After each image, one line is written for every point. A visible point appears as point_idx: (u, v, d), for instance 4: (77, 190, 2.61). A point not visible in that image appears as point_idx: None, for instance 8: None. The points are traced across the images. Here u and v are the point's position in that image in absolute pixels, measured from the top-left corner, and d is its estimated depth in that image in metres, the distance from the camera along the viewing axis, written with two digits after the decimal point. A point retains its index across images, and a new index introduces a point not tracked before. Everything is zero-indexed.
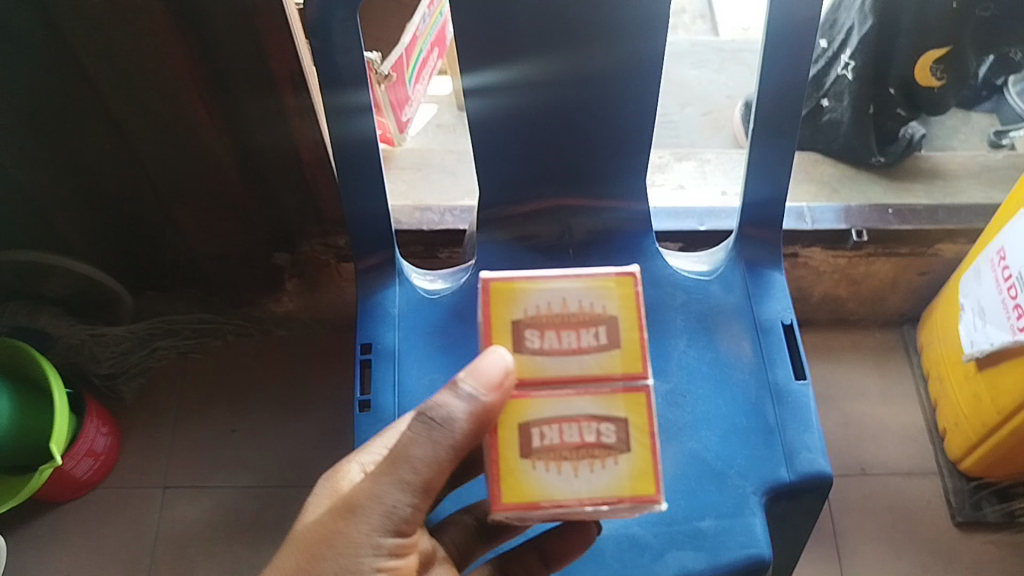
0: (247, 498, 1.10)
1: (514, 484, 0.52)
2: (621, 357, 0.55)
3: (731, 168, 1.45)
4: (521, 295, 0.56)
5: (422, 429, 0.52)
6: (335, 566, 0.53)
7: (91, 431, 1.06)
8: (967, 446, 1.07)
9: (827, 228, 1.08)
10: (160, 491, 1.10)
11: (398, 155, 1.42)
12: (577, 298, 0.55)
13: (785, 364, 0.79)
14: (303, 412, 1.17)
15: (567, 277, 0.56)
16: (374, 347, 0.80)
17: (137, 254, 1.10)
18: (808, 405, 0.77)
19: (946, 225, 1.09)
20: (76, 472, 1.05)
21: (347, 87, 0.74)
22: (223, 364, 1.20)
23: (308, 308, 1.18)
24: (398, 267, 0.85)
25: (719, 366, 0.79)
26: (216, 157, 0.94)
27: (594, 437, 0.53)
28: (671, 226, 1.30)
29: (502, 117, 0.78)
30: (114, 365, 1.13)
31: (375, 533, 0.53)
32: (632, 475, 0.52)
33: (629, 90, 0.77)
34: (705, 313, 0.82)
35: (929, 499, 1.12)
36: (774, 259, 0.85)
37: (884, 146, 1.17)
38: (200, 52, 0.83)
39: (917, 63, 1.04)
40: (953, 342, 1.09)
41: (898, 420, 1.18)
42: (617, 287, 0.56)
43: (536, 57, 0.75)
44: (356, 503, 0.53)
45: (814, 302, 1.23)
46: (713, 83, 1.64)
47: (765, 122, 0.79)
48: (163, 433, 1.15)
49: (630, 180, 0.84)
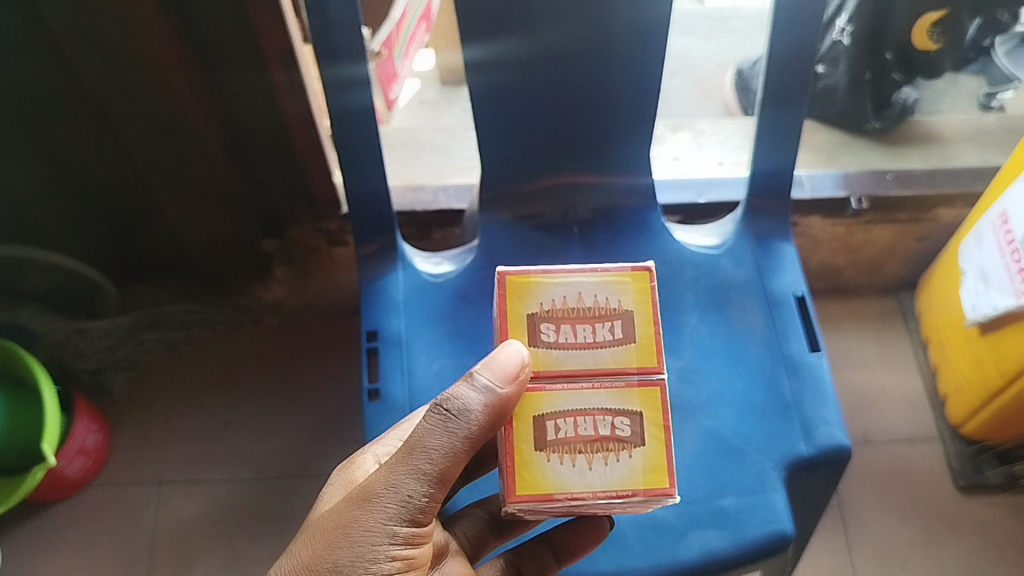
0: (243, 491, 1.05)
1: (528, 477, 0.49)
2: (636, 352, 0.51)
3: (727, 138, 1.43)
4: (537, 289, 0.53)
5: (440, 419, 0.48)
6: (349, 557, 0.47)
7: (82, 429, 1.01)
8: (967, 411, 1.03)
9: (827, 195, 1.06)
10: (154, 487, 1.05)
11: (387, 134, 1.39)
12: (593, 293, 0.52)
13: (799, 336, 0.76)
14: (288, 401, 1.11)
15: (583, 271, 0.53)
16: (381, 335, 0.76)
17: (124, 249, 1.03)
18: (824, 376, 0.74)
19: (944, 190, 1.07)
20: (68, 472, 1.00)
21: (344, 61, 0.70)
22: (212, 356, 1.14)
23: (298, 295, 1.13)
24: (399, 251, 0.81)
25: (733, 341, 0.76)
26: (204, 140, 0.88)
27: (609, 430, 0.50)
28: (672, 199, 1.29)
29: (506, 91, 0.75)
30: (101, 360, 1.07)
31: (390, 524, 0.48)
32: (647, 469, 0.50)
33: (631, 61, 0.75)
34: (716, 288, 0.79)
35: (930, 465, 1.07)
36: (784, 230, 0.83)
37: (879, 111, 1.13)
38: (188, 31, 0.77)
39: (915, 26, 1.03)
40: (955, 308, 1.05)
41: (899, 387, 1.14)
42: (634, 283, 0.53)
43: (541, 28, 0.72)
44: (369, 493, 0.48)
45: (812, 270, 1.20)
46: (702, 51, 1.62)
47: (772, 91, 0.76)
48: (155, 428, 1.09)
49: (633, 151, 0.81)
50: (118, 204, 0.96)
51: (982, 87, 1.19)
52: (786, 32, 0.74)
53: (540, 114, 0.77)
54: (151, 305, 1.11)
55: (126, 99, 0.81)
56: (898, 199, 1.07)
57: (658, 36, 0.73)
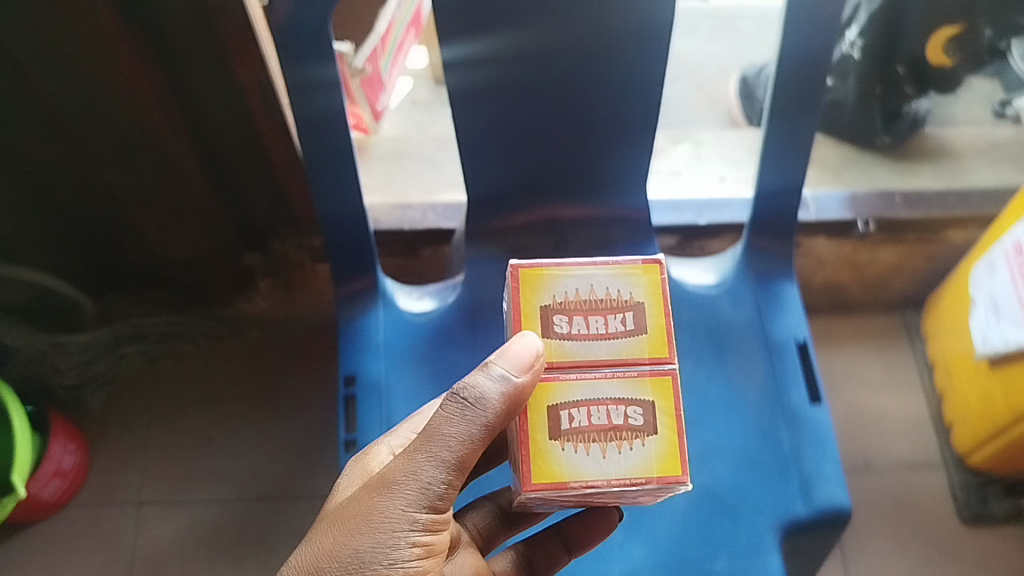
0: (226, 514, 1.05)
1: (542, 463, 0.48)
2: (649, 342, 0.50)
3: (730, 151, 1.36)
4: (550, 281, 0.51)
5: (457, 408, 0.47)
6: (369, 546, 0.47)
7: (58, 451, 1.00)
8: (976, 441, 1.01)
9: (833, 217, 1.05)
10: (134, 508, 1.05)
11: (375, 143, 1.32)
12: (605, 285, 0.51)
13: (799, 389, 0.78)
14: (279, 418, 1.11)
15: (595, 263, 0.51)
16: (358, 380, 0.79)
17: (94, 253, 1.02)
18: (824, 431, 0.76)
19: (955, 212, 1.06)
20: (44, 494, 0.99)
21: (313, 62, 0.69)
22: (191, 369, 1.13)
23: (282, 307, 1.13)
24: (382, 289, 0.85)
25: (729, 394, 0.78)
26: (175, 152, 0.88)
27: (622, 419, 0.49)
28: (670, 220, 1.23)
29: (485, 90, 0.74)
30: (79, 376, 1.04)
31: (410, 510, 0.47)
32: (660, 457, 0.48)
33: (625, 74, 0.75)
34: (717, 333, 0.81)
35: (935, 494, 1.07)
36: (787, 273, 0.84)
37: (890, 124, 1.10)
38: (153, 51, 0.77)
39: (929, 42, 0.96)
40: (965, 339, 1.03)
41: (902, 410, 1.13)
42: (645, 274, 0.51)
43: (519, 29, 0.71)
44: (388, 479, 0.48)
45: (816, 287, 1.19)
46: (705, 53, 1.54)
47: (784, 96, 0.74)
48: (135, 449, 1.09)
49: (628, 168, 0.82)
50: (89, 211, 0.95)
51: (995, 92, 1.19)
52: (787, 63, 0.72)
53: (528, 132, 0.78)
54: (131, 317, 1.09)
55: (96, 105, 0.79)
56: (906, 222, 1.06)
57: (652, 64, 0.74)
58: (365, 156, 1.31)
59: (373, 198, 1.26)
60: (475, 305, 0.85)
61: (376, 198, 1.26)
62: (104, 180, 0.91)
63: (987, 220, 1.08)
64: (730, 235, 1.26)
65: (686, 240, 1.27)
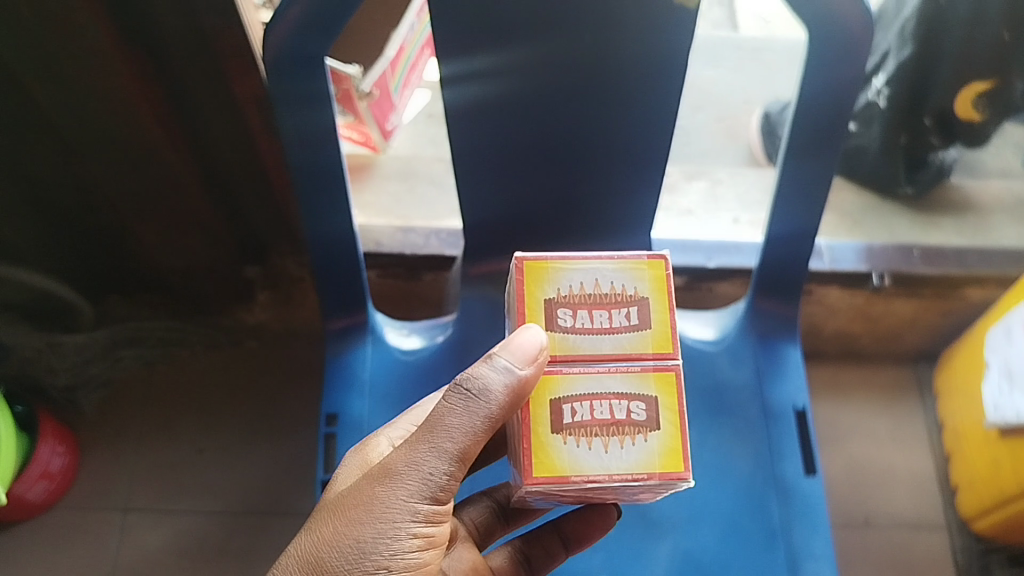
0: (210, 527, 1.18)
1: (546, 458, 0.55)
2: (652, 338, 0.58)
3: (746, 191, 1.32)
4: (554, 274, 0.59)
5: (461, 399, 0.55)
6: (372, 531, 0.54)
7: (46, 453, 1.13)
8: (980, 508, 1.13)
9: (847, 267, 1.15)
10: (121, 514, 1.19)
11: (381, 163, 1.30)
12: (609, 279, 0.58)
13: (795, 458, 0.86)
14: (277, 438, 1.25)
15: (601, 260, 0.59)
16: (339, 419, 0.87)
17: (94, 263, 1.16)
18: (815, 501, 0.84)
19: (973, 270, 1.15)
20: (31, 494, 1.12)
21: (308, 86, 0.73)
22: (187, 372, 1.29)
23: (281, 318, 1.28)
24: (372, 325, 0.93)
25: (722, 458, 0.86)
26: (183, 175, 1.02)
27: (625, 414, 0.56)
28: (679, 261, 1.19)
29: (485, 105, 0.79)
30: (73, 377, 1.20)
31: (412, 500, 0.55)
32: (662, 452, 0.55)
33: (631, 112, 0.80)
34: (717, 393, 0.90)
35: (935, 553, 1.19)
36: (789, 334, 0.92)
37: (914, 177, 1.21)
38: (165, 83, 0.91)
39: (961, 94, 1.07)
40: (974, 408, 1.14)
41: (906, 467, 1.25)
42: (649, 270, 0.59)
43: (522, 44, 0.75)
44: (393, 468, 0.55)
45: (826, 336, 1.30)
46: (729, 85, 1.48)
47: (803, 130, 0.78)
48: (127, 450, 1.23)
49: (638, 216, 0.90)
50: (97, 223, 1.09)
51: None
52: (800, 121, 0.78)
53: (540, 159, 0.84)
54: (130, 320, 1.23)
55: (104, 126, 0.93)
56: (922, 276, 1.15)
57: (662, 122, 0.81)
58: (368, 175, 1.28)
59: (375, 219, 1.23)
60: (461, 347, 0.92)
61: (376, 218, 1.23)
62: (106, 199, 1.04)
63: (1005, 281, 1.17)
64: (740, 281, 1.21)
65: (694, 282, 1.21)
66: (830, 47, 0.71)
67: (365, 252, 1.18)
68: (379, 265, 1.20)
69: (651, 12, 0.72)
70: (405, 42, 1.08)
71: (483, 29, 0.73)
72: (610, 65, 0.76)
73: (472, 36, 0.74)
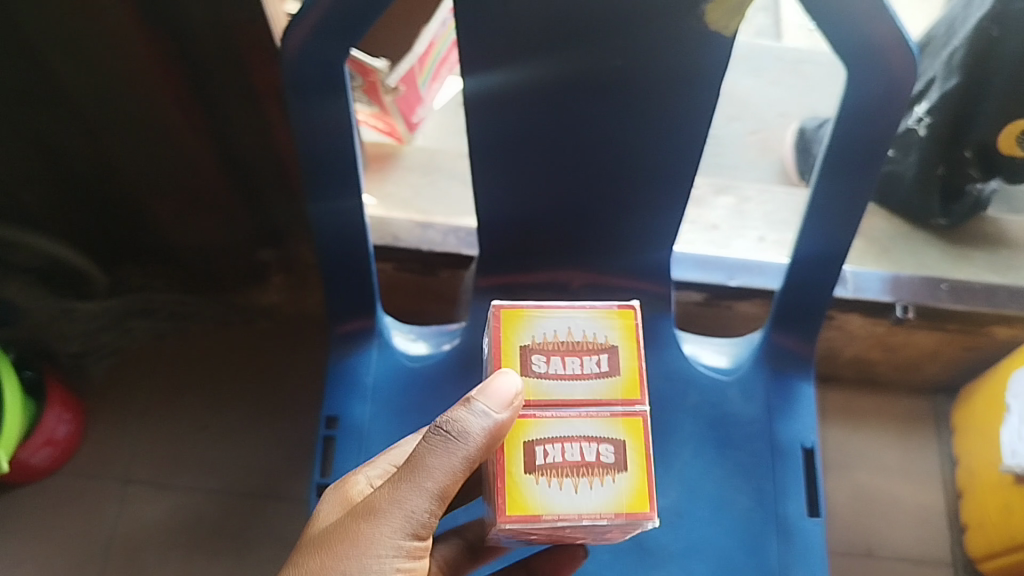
0: (207, 505, 1.17)
1: (517, 497, 0.53)
2: (621, 384, 0.57)
3: (774, 210, 1.26)
4: (529, 322, 0.59)
5: (440, 440, 0.52)
6: (353, 570, 0.51)
7: (53, 420, 1.12)
8: (989, 550, 1.10)
9: (871, 297, 1.11)
10: (121, 485, 1.17)
11: (407, 153, 1.28)
12: (581, 327, 0.58)
13: (798, 497, 0.82)
14: (277, 419, 1.23)
15: (573, 309, 0.59)
16: (340, 422, 0.85)
17: (116, 236, 1.15)
18: (816, 543, 0.80)
19: (1003, 309, 1.10)
20: (35, 460, 1.11)
21: (321, 91, 0.70)
22: (196, 349, 1.27)
23: (295, 303, 1.27)
24: (381, 329, 0.91)
25: (721, 491, 0.82)
26: (201, 154, 1.00)
27: (594, 456, 0.54)
28: (698, 276, 1.14)
29: (507, 118, 0.76)
30: (84, 344, 1.20)
31: (395, 537, 0.52)
32: (630, 494, 0.54)
33: (658, 132, 0.77)
34: (720, 422, 0.85)
35: None
36: (804, 369, 0.88)
37: (947, 207, 1.17)
38: (179, 57, 0.88)
39: (1004, 131, 1.02)
40: (991, 450, 1.11)
41: (915, 500, 1.21)
42: (619, 319, 0.59)
43: (545, 58, 0.72)
44: (373, 509, 0.53)
45: (844, 361, 1.26)
46: (766, 96, 1.44)
47: (836, 160, 0.73)
48: (129, 418, 1.22)
49: (657, 239, 0.88)
50: (111, 195, 1.07)
51: None
52: (834, 146, 0.73)
53: (558, 173, 0.81)
54: (144, 289, 1.22)
55: (122, 101, 0.90)
56: (950, 312, 1.11)
57: (693, 135, 0.77)
58: (392, 165, 1.26)
59: (394, 213, 1.19)
60: (469, 356, 0.90)
61: (394, 210, 1.20)
62: (123, 175, 1.03)
63: None
64: (761, 302, 1.15)
65: (712, 300, 1.17)
66: (865, 94, 0.68)
67: (381, 246, 1.14)
68: (395, 258, 1.16)
69: (685, 34, 0.69)
70: (436, 38, 1.06)
71: (510, 33, 0.70)
72: (638, 91, 0.74)
73: (496, 40, 0.70)
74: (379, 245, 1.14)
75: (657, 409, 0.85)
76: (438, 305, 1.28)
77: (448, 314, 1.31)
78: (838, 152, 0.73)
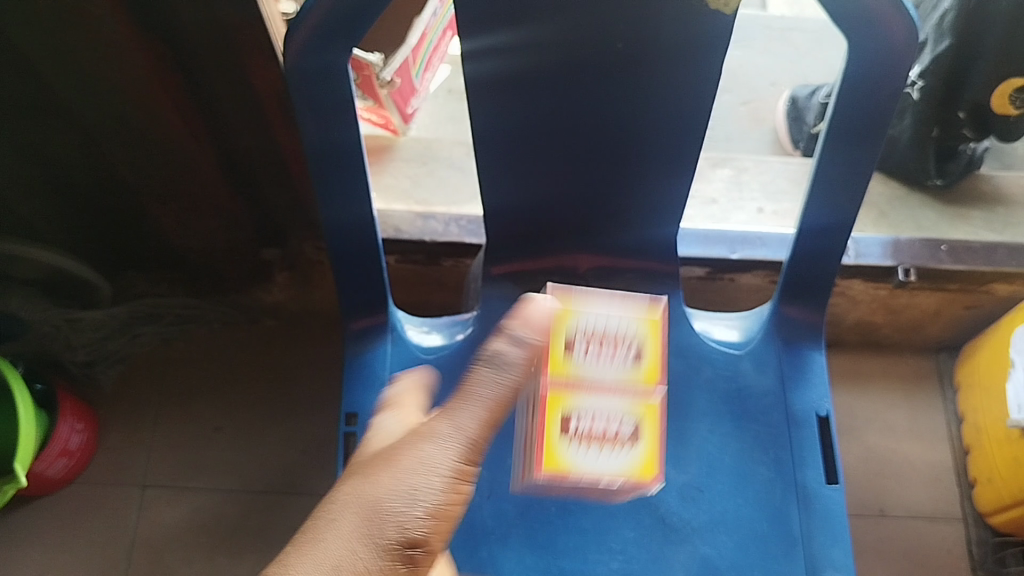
0: (227, 504, 1.18)
1: (554, 457, 0.70)
2: (645, 373, 0.73)
3: (771, 180, 1.26)
4: (575, 315, 0.73)
5: (487, 368, 0.51)
6: (415, 484, 0.46)
7: (66, 430, 1.12)
8: (999, 505, 1.12)
9: (872, 262, 1.11)
10: (139, 490, 1.18)
11: (402, 145, 1.27)
12: (618, 326, 0.73)
13: (816, 466, 0.82)
14: (288, 417, 1.24)
15: (608, 302, 0.74)
16: (359, 418, 0.84)
17: (118, 241, 1.14)
18: (836, 512, 0.80)
19: (1002, 268, 1.11)
20: (51, 471, 1.11)
21: (327, 94, 0.70)
22: (206, 352, 1.27)
23: (299, 300, 1.25)
24: (394, 323, 0.90)
25: (740, 464, 0.82)
26: (199, 162, 0.98)
27: (616, 430, 0.72)
28: (700, 252, 1.14)
29: (509, 109, 0.76)
30: (91, 353, 1.19)
31: (455, 456, 0.48)
32: (641, 461, 0.72)
33: (664, 116, 0.77)
34: (735, 395, 0.85)
35: (949, 547, 1.17)
36: (814, 339, 0.88)
37: (943, 168, 1.17)
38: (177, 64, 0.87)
39: (996, 89, 1.02)
40: (997, 406, 1.12)
41: (923, 459, 1.23)
42: (648, 319, 0.74)
43: (549, 52, 0.72)
44: (429, 432, 0.49)
45: (847, 325, 1.27)
46: (756, 66, 1.43)
47: (841, 132, 0.73)
48: (143, 425, 1.22)
49: (664, 216, 0.87)
50: (112, 204, 1.06)
51: None
52: (839, 114, 0.72)
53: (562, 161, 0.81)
54: (147, 295, 1.21)
55: (119, 112, 0.90)
56: (951, 272, 1.11)
57: (699, 114, 0.77)
58: (388, 157, 1.25)
59: (394, 205, 1.19)
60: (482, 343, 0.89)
61: (394, 202, 1.19)
62: (122, 181, 1.02)
63: None
64: (763, 273, 1.15)
65: (714, 273, 1.17)
66: (868, 75, 0.68)
67: (385, 238, 1.14)
68: (397, 250, 1.16)
69: (689, 22, 0.69)
70: (427, 28, 1.06)
71: (511, 27, 0.69)
72: (641, 79, 0.74)
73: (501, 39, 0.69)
74: (383, 238, 1.14)
75: (673, 386, 0.85)
76: (442, 293, 1.28)
77: (452, 302, 1.31)
78: (841, 127, 0.73)
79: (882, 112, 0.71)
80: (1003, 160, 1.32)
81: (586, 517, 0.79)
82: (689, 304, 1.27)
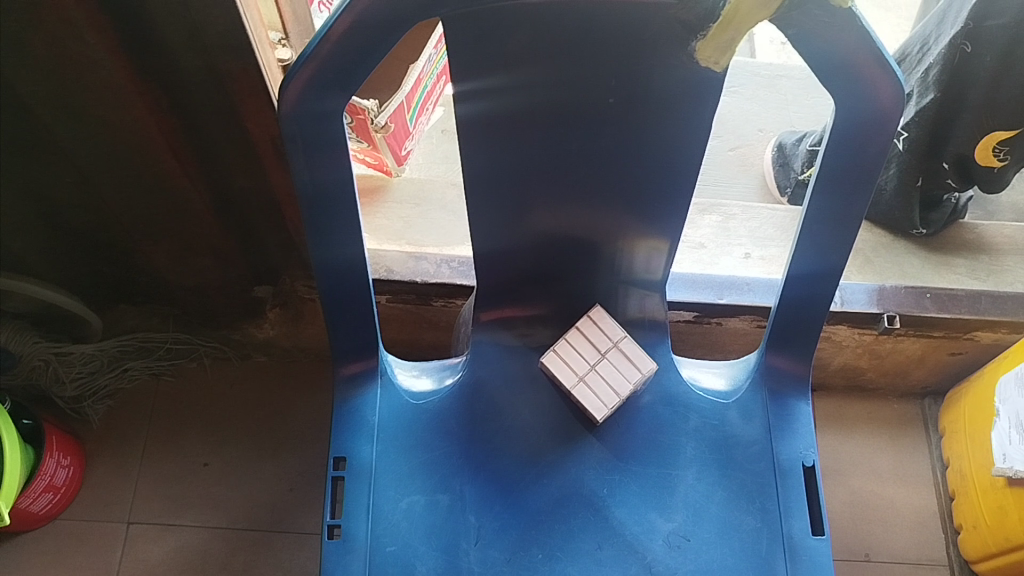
0: (214, 540, 1.17)
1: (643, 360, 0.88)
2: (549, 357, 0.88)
3: (758, 225, 1.27)
4: (592, 396, 0.85)
5: None
6: None
7: (52, 465, 1.12)
8: (985, 552, 1.12)
9: (857, 309, 1.12)
10: (125, 525, 1.17)
11: (395, 186, 1.28)
12: (572, 367, 0.86)
13: (804, 517, 0.82)
14: (278, 453, 1.24)
15: (565, 377, 0.86)
16: (348, 463, 0.82)
17: (107, 279, 1.15)
18: (821, 561, 0.80)
19: (987, 315, 1.12)
20: (35, 507, 1.11)
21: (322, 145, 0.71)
22: (195, 386, 1.28)
23: (290, 336, 1.23)
24: (385, 367, 0.88)
25: (726, 513, 0.82)
26: (190, 201, 0.98)
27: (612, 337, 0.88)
28: (688, 296, 1.15)
29: (502, 167, 0.76)
30: (80, 388, 1.20)
31: None
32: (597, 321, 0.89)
33: (658, 171, 0.77)
34: (722, 443, 0.85)
35: None
36: (801, 388, 0.89)
37: (927, 216, 1.20)
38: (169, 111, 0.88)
39: (980, 142, 1.04)
40: (982, 454, 1.12)
41: (909, 503, 1.24)
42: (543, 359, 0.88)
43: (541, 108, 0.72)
44: None
45: (833, 369, 1.28)
46: (744, 112, 1.46)
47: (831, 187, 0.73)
48: (129, 461, 1.22)
49: (654, 261, 0.86)
50: (104, 240, 1.07)
51: None
52: (827, 171, 0.73)
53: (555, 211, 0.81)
54: (138, 330, 1.22)
55: (112, 153, 0.90)
56: (935, 319, 1.12)
57: (687, 171, 0.76)
58: (381, 198, 1.26)
59: (386, 245, 1.19)
60: (474, 388, 0.87)
61: (386, 242, 1.20)
62: (114, 219, 1.02)
63: (1017, 326, 1.14)
64: (750, 318, 1.16)
65: (701, 317, 1.17)
66: (855, 134, 0.69)
67: (376, 279, 1.14)
68: (389, 290, 1.16)
69: (682, 88, 0.69)
70: (421, 73, 1.07)
71: (510, 91, 0.69)
72: (637, 130, 0.73)
73: (500, 101, 0.70)
74: (374, 278, 1.14)
75: (659, 435, 0.85)
76: (433, 331, 1.28)
77: (443, 340, 1.31)
78: (829, 182, 0.73)
79: (870, 168, 0.72)
80: (985, 208, 1.34)
81: (572, 564, 0.80)
82: (677, 347, 1.27)
